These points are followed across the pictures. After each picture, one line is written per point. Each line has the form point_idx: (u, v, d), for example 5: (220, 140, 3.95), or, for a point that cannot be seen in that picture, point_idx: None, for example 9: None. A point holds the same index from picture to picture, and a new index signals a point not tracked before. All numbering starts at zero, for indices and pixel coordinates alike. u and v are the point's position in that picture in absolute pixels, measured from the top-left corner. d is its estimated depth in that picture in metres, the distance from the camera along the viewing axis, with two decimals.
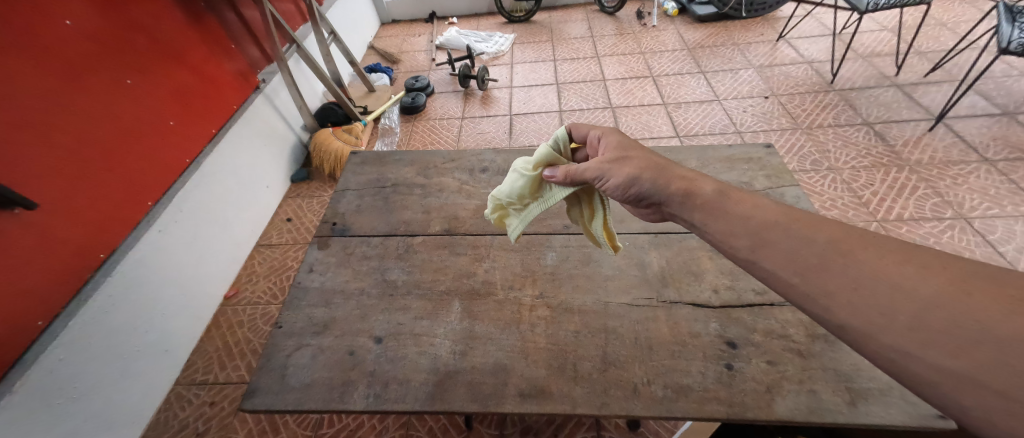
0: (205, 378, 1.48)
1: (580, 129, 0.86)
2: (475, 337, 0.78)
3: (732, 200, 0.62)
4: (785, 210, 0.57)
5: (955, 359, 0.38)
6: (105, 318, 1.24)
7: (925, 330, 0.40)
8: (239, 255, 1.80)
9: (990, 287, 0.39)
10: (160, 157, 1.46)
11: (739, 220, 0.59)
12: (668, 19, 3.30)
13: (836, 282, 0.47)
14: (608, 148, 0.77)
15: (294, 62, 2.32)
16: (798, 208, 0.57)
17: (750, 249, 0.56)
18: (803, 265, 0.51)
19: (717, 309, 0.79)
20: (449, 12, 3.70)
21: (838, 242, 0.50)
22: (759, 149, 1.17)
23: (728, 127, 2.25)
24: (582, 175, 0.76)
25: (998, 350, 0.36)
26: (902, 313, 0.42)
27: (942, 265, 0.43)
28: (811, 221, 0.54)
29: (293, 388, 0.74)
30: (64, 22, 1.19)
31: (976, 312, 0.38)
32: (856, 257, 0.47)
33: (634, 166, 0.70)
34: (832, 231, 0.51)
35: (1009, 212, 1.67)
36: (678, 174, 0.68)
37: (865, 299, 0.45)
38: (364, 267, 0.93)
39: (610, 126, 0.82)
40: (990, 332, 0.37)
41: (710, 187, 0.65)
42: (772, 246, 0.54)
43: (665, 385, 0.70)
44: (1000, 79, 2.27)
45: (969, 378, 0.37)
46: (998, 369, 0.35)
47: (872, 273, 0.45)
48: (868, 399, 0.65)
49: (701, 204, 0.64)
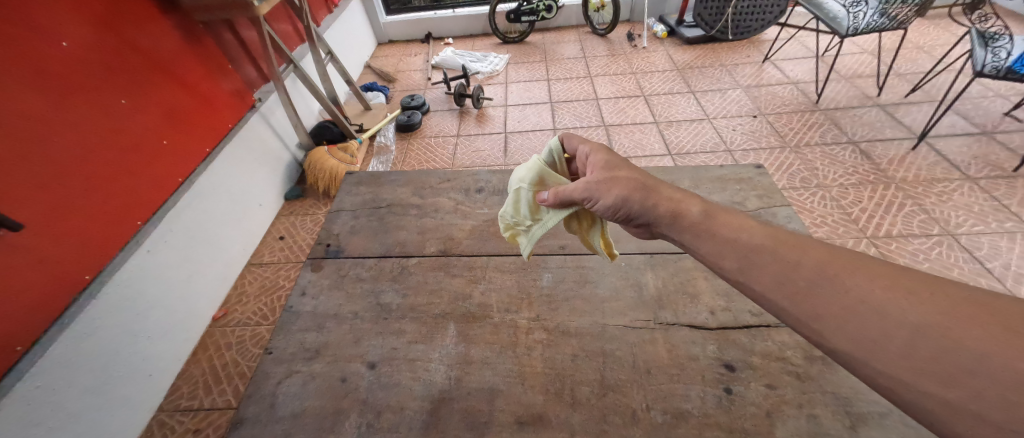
0: (190, 404, 1.43)
1: (571, 141, 0.87)
2: (471, 361, 0.77)
3: (719, 221, 0.62)
4: (772, 231, 0.57)
5: (950, 391, 0.39)
6: (85, 343, 1.19)
7: (917, 358, 0.41)
8: (229, 275, 1.77)
9: (980, 313, 0.40)
10: (152, 176, 1.45)
11: (728, 242, 0.59)
12: (658, 41, 3.39)
13: (826, 307, 0.47)
14: (596, 167, 0.77)
15: (290, 81, 2.34)
16: (784, 230, 0.57)
17: (739, 270, 0.56)
18: (792, 288, 0.51)
19: (714, 331, 0.79)
20: (444, 33, 3.77)
21: (825, 265, 0.50)
22: (750, 169, 1.18)
23: (719, 145, 2.29)
24: (572, 194, 0.77)
25: (991, 381, 0.37)
26: (893, 341, 0.42)
27: (930, 290, 0.43)
28: (799, 243, 0.54)
29: (282, 418, 0.72)
30: (60, 43, 1.20)
31: (967, 340, 0.39)
32: (844, 283, 0.47)
33: (623, 185, 0.70)
34: (819, 254, 0.51)
35: (993, 229, 1.71)
36: (666, 195, 0.68)
37: (854, 325, 0.45)
38: (358, 289, 0.91)
39: (600, 141, 0.82)
40: (983, 363, 0.37)
41: (697, 207, 0.65)
42: (761, 269, 0.54)
43: (664, 410, 0.68)
44: (977, 100, 2.35)
45: (966, 410, 0.37)
46: (992, 401, 0.36)
47: (861, 298, 0.46)
48: (868, 423, 0.65)
49: (689, 225, 0.64)
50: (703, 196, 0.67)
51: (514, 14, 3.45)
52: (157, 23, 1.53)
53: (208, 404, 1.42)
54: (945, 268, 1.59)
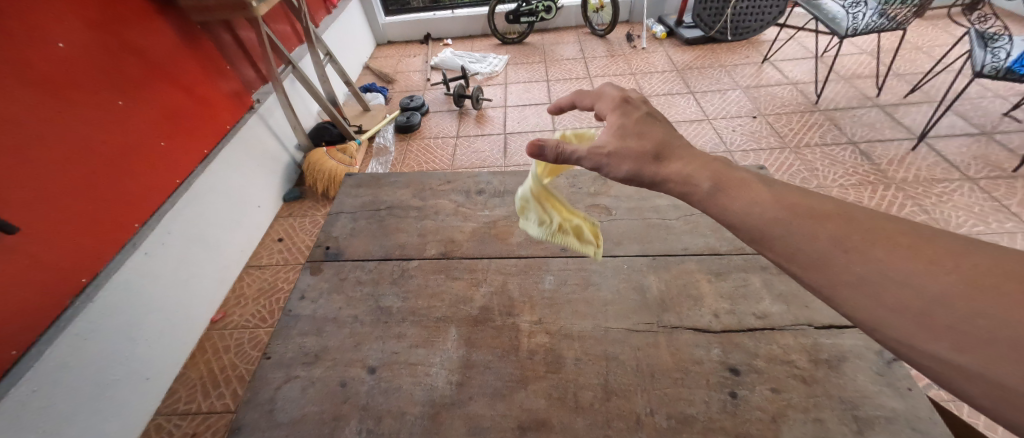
0: (188, 407, 1.42)
1: (586, 101, 0.84)
2: (472, 366, 0.76)
3: (729, 195, 0.59)
4: (786, 201, 0.55)
5: (965, 357, 0.39)
6: (82, 346, 1.18)
7: (936, 327, 0.41)
8: (227, 277, 1.76)
9: (1004, 281, 0.40)
10: (148, 176, 1.43)
11: (739, 217, 0.57)
12: (657, 41, 3.39)
13: (843, 276, 0.48)
14: (607, 130, 0.73)
15: (289, 82, 2.33)
16: (800, 197, 0.55)
17: (752, 242, 0.56)
18: (805, 259, 0.51)
19: (718, 334, 0.78)
20: (444, 34, 3.77)
21: (843, 237, 0.49)
22: (752, 170, 1.18)
23: (719, 146, 2.28)
24: (576, 154, 0.70)
25: (1012, 348, 0.37)
26: (912, 309, 0.43)
27: (955, 261, 0.43)
28: (815, 214, 0.53)
29: (281, 424, 0.71)
30: (56, 44, 1.19)
31: (988, 308, 0.39)
32: (862, 255, 0.47)
33: (632, 159, 0.67)
34: (837, 225, 0.51)
35: (994, 229, 1.71)
36: (674, 170, 0.64)
37: (872, 294, 0.46)
38: (357, 293, 0.90)
39: (614, 99, 0.79)
40: (1004, 331, 0.38)
41: (707, 181, 0.62)
42: (775, 240, 0.54)
43: (668, 415, 0.68)
44: (976, 100, 2.35)
45: (983, 376, 0.39)
46: (1012, 369, 0.37)
47: (880, 268, 0.46)
48: (874, 427, 0.64)
49: (698, 202, 0.61)
50: (713, 164, 0.64)
51: (513, 15, 3.44)
52: (155, 23, 1.53)
53: (207, 407, 1.41)
54: None
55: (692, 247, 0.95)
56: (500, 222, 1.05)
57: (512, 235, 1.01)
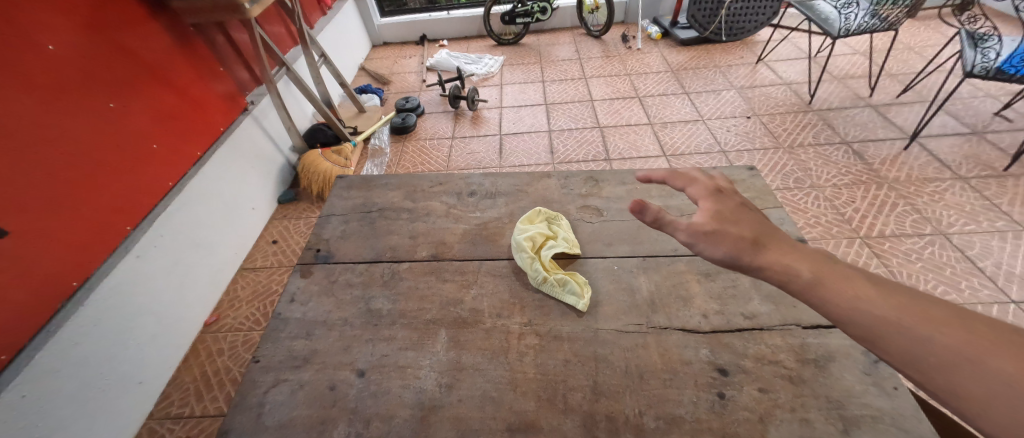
0: (181, 411, 1.41)
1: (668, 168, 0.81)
2: (462, 368, 0.76)
3: (831, 286, 0.56)
4: (896, 299, 0.52)
5: None
6: (73, 350, 1.17)
7: None
8: (221, 280, 1.75)
9: None
10: (140, 180, 1.43)
11: (842, 310, 0.54)
12: (652, 42, 3.40)
13: (965, 386, 0.43)
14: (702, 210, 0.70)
15: (283, 84, 2.32)
16: (914, 296, 0.51)
17: (857, 339, 0.52)
18: (920, 363, 0.47)
19: (707, 335, 0.78)
20: (439, 35, 3.76)
21: (965, 344, 0.45)
22: (742, 171, 1.16)
23: (713, 146, 2.29)
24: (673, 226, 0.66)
25: None
26: None
27: None
28: (930, 315, 0.49)
29: (269, 428, 0.70)
30: (47, 47, 1.18)
31: None
32: (988, 365, 0.43)
33: (731, 241, 0.65)
34: (956, 329, 0.46)
35: (985, 228, 1.72)
36: (773, 257, 0.62)
37: (1002, 409, 0.40)
38: (348, 295, 0.90)
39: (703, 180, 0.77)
40: None
41: (805, 269, 0.59)
42: (883, 340, 0.50)
43: (656, 416, 0.68)
44: (967, 100, 2.37)
45: None
46: None
47: (1010, 381, 0.41)
48: (860, 426, 0.65)
49: (794, 290, 0.59)
50: (813, 255, 0.61)
51: (508, 16, 3.45)
52: (147, 26, 1.52)
53: (199, 411, 1.40)
54: (938, 267, 1.59)
55: (682, 248, 0.95)
56: (492, 223, 1.06)
57: (503, 236, 1.02)
